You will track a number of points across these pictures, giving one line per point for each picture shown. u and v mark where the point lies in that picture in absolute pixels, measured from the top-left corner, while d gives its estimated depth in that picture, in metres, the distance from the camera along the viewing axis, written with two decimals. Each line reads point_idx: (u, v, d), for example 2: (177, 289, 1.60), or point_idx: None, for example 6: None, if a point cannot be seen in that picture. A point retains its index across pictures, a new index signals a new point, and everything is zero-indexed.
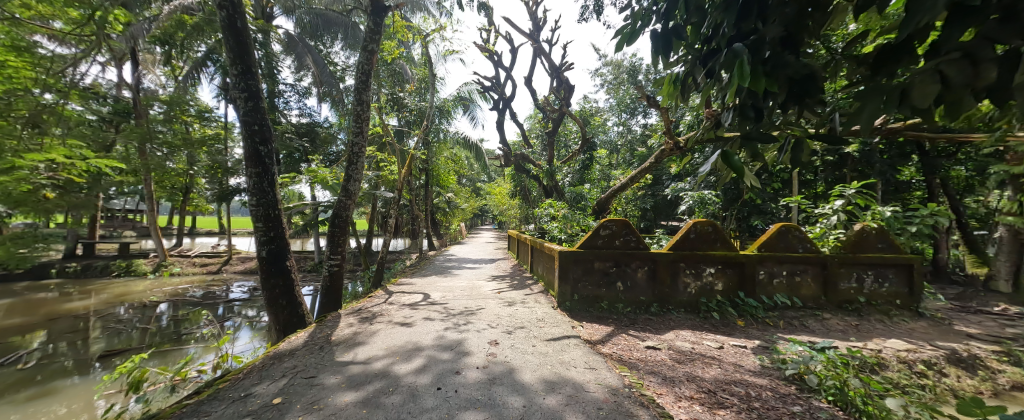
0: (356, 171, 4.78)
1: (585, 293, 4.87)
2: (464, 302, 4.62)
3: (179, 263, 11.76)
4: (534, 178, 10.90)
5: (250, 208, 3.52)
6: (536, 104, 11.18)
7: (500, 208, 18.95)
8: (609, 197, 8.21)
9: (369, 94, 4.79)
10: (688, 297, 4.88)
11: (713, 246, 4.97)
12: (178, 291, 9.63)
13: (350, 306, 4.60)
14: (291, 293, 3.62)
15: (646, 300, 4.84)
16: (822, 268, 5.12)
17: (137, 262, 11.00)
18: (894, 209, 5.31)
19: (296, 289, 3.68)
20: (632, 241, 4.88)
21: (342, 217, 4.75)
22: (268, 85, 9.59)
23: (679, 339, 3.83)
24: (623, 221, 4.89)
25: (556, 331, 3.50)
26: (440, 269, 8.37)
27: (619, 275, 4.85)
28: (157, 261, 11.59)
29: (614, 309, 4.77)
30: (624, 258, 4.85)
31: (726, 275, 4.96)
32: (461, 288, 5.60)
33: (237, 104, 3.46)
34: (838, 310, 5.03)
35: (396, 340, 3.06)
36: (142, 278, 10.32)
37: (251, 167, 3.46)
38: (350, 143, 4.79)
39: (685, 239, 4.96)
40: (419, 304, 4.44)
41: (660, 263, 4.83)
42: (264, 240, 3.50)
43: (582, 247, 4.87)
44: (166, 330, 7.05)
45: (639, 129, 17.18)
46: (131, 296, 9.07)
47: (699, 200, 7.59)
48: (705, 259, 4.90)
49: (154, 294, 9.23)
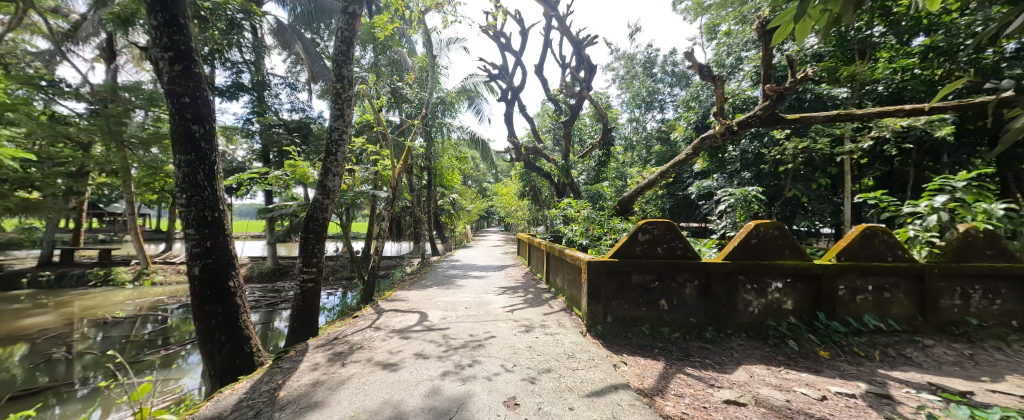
0: (336, 163, 3.86)
1: (620, 314, 3.87)
2: (469, 326, 3.65)
3: (163, 271, 11.00)
4: (545, 176, 9.87)
5: (178, 212, 2.74)
6: (547, 93, 10.24)
7: (507, 210, 17.97)
8: (633, 195, 7.19)
9: (350, 68, 3.89)
10: (749, 318, 3.88)
11: (780, 254, 3.98)
12: (154, 303, 8.80)
13: (327, 332, 3.70)
14: (234, 320, 2.86)
15: (697, 323, 3.84)
16: (918, 282, 4.08)
17: (117, 270, 10.25)
18: (1008, 206, 4.20)
19: (240, 318, 2.92)
20: (678, 248, 3.90)
21: (319, 220, 3.82)
22: (252, 75, 8.76)
23: (757, 383, 2.85)
24: (667, 223, 3.90)
25: (596, 377, 2.53)
26: (443, 278, 7.40)
27: (662, 291, 3.87)
28: (139, 268, 10.85)
29: (658, 334, 3.78)
30: (669, 269, 3.87)
31: (797, 290, 3.96)
32: (465, 306, 4.63)
33: (160, 71, 2.69)
34: (941, 335, 3.97)
35: (369, 397, 2.12)
36: (120, 288, 9.56)
37: (181, 153, 2.68)
38: (328, 129, 3.88)
39: (745, 246, 3.96)
40: (412, 331, 3.50)
41: (714, 276, 3.87)
42: (198, 252, 2.73)
43: (615, 256, 3.89)
44: (134, 346, 6.26)
45: (655, 125, 16.04)
46: (100, 308, 8.24)
47: (743, 197, 6.52)
48: (771, 272, 3.91)
49: (126, 307, 8.41)
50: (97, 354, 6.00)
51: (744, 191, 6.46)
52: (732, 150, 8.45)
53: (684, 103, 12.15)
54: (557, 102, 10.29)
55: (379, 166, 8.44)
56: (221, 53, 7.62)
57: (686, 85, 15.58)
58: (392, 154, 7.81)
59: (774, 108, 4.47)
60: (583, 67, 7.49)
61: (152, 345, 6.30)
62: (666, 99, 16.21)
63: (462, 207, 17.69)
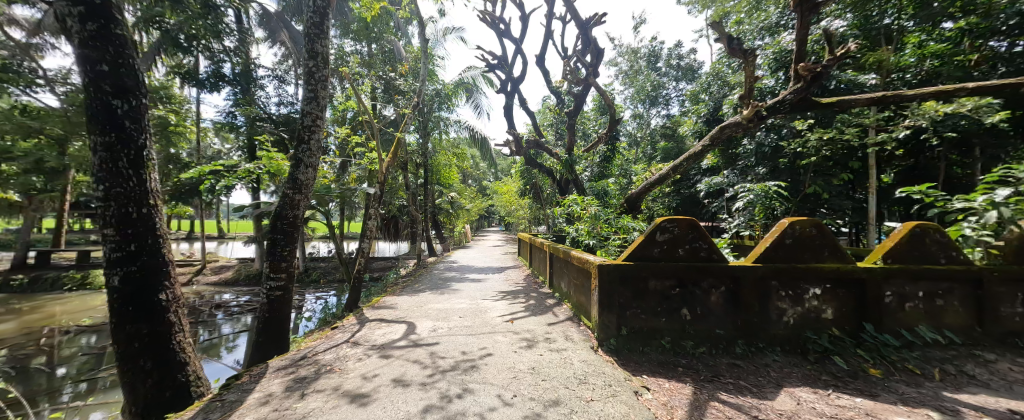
0: (308, 154, 3.36)
1: (637, 326, 3.35)
2: (462, 341, 3.15)
3: None
4: (546, 173, 9.39)
5: (93, 208, 2.39)
6: (549, 85, 9.76)
7: (508, 209, 17.41)
8: (642, 192, 6.70)
9: (324, 42, 3.40)
10: (783, 330, 3.38)
11: (818, 256, 3.47)
12: None
13: (296, 349, 3.21)
14: (161, 342, 2.53)
15: (724, 336, 3.34)
16: (974, 287, 3.55)
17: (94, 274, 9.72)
18: None
19: (174, 339, 2.60)
20: (702, 250, 3.41)
21: (290, 218, 3.32)
22: (234, 64, 8.26)
23: (808, 413, 2.35)
24: (688, 221, 3.41)
25: (616, 411, 2.03)
26: (437, 282, 6.89)
27: (684, 299, 3.37)
28: None
29: (681, 349, 3.27)
30: (692, 274, 3.37)
31: (837, 297, 3.46)
32: (458, 314, 4.12)
33: (68, 32, 2.36)
34: (1003, 348, 3.43)
35: None
36: (93, 293, 9.01)
37: (98, 133, 2.37)
38: (299, 113, 3.38)
39: (778, 247, 3.45)
40: (395, 347, 2.99)
41: (744, 282, 3.37)
42: (118, 258, 2.40)
43: (629, 259, 3.39)
44: (106, 354, 5.84)
45: (661, 121, 15.50)
46: (64, 315, 7.67)
47: (762, 193, 5.91)
48: (807, 277, 3.42)
49: (94, 314, 7.83)
50: (53, 364, 5.47)
51: (764, 186, 5.85)
52: (747, 143, 7.87)
53: (690, 97, 11.63)
54: (559, 95, 9.80)
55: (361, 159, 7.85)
56: (201, 39, 7.19)
57: (693, 79, 14.99)
58: (379, 146, 7.28)
59: (807, 92, 3.96)
60: (589, 50, 7.00)
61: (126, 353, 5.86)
62: (672, 94, 15.56)
63: (460, 207, 17.16)
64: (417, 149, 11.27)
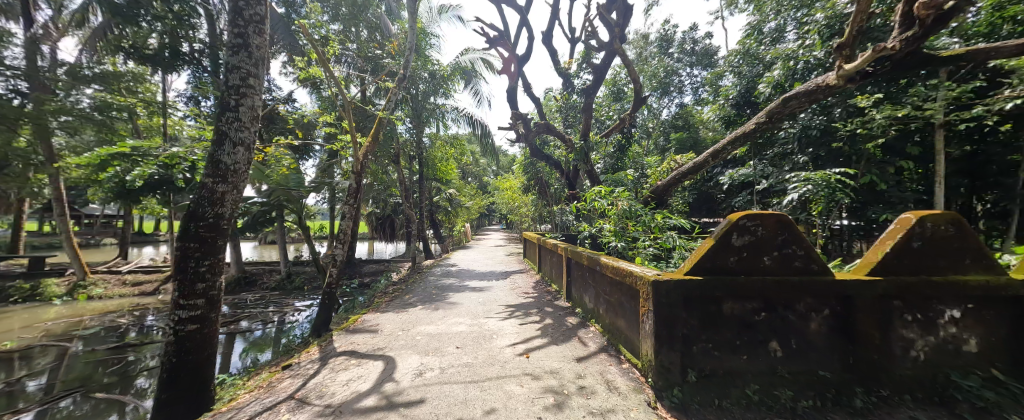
0: (234, 124, 2.68)
1: (708, 367, 2.37)
2: (459, 396, 2.15)
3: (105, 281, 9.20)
4: (553, 165, 8.45)
5: None
6: (556, 63, 8.79)
7: (511, 207, 16.40)
8: (670, 183, 5.77)
9: None
10: (913, 370, 2.39)
11: (952, 266, 2.49)
12: (80, 320, 7.03)
13: (216, 411, 2.24)
14: None
15: (829, 379, 2.37)
16: None
17: (48, 282, 8.42)
18: None
19: None
20: (795, 258, 2.41)
21: (208, 220, 2.60)
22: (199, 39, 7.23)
23: None
24: (778, 218, 2.39)
25: None
26: (432, 292, 5.88)
27: (773, 328, 2.39)
28: (74, 279, 9.02)
29: (776, 401, 2.26)
30: (785, 293, 2.37)
31: (984, 322, 2.44)
32: (456, 344, 3.13)
33: None
34: None
35: None
36: (46, 304, 7.75)
37: None
38: (223, 69, 2.70)
39: (900, 252, 2.46)
40: (356, 413, 1.98)
41: (858, 303, 2.37)
42: None
43: (694, 272, 2.39)
44: (60, 368, 5.15)
45: (674, 111, 14.51)
46: (10, 328, 6.54)
47: (823, 184, 4.85)
48: (947, 295, 2.38)
49: (43, 326, 6.65)
50: None
51: (825, 174, 4.81)
52: (787, 127, 6.84)
53: (708, 82, 10.66)
54: (568, 77, 8.84)
55: (338, 144, 6.84)
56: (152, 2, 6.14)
57: (707, 64, 14.02)
58: (354, 128, 6.13)
59: (923, 40, 2.93)
60: (615, 7, 6.03)
61: (72, 378, 4.80)
62: (685, 81, 14.58)
63: (460, 204, 16.12)
64: (411, 140, 10.28)
